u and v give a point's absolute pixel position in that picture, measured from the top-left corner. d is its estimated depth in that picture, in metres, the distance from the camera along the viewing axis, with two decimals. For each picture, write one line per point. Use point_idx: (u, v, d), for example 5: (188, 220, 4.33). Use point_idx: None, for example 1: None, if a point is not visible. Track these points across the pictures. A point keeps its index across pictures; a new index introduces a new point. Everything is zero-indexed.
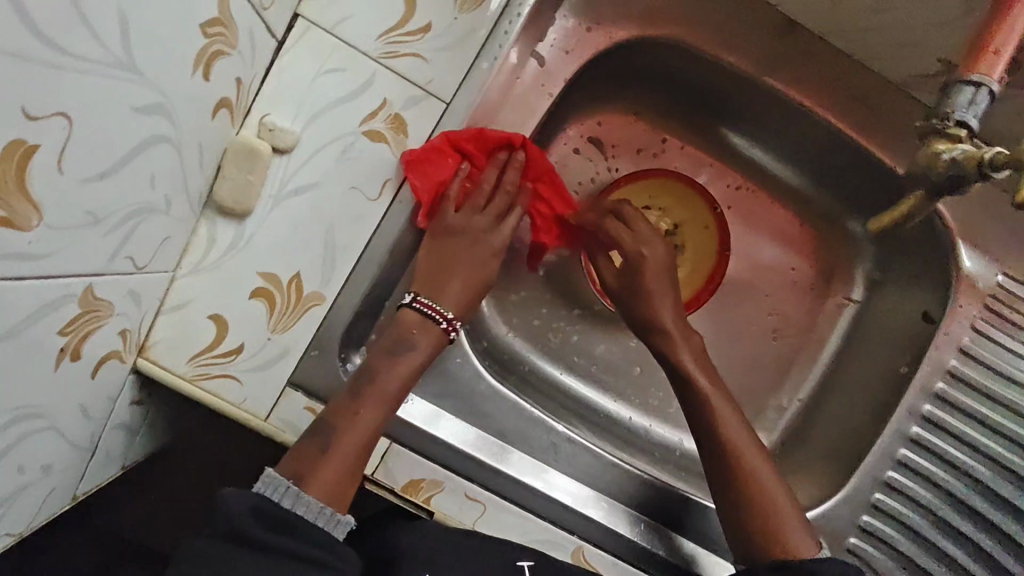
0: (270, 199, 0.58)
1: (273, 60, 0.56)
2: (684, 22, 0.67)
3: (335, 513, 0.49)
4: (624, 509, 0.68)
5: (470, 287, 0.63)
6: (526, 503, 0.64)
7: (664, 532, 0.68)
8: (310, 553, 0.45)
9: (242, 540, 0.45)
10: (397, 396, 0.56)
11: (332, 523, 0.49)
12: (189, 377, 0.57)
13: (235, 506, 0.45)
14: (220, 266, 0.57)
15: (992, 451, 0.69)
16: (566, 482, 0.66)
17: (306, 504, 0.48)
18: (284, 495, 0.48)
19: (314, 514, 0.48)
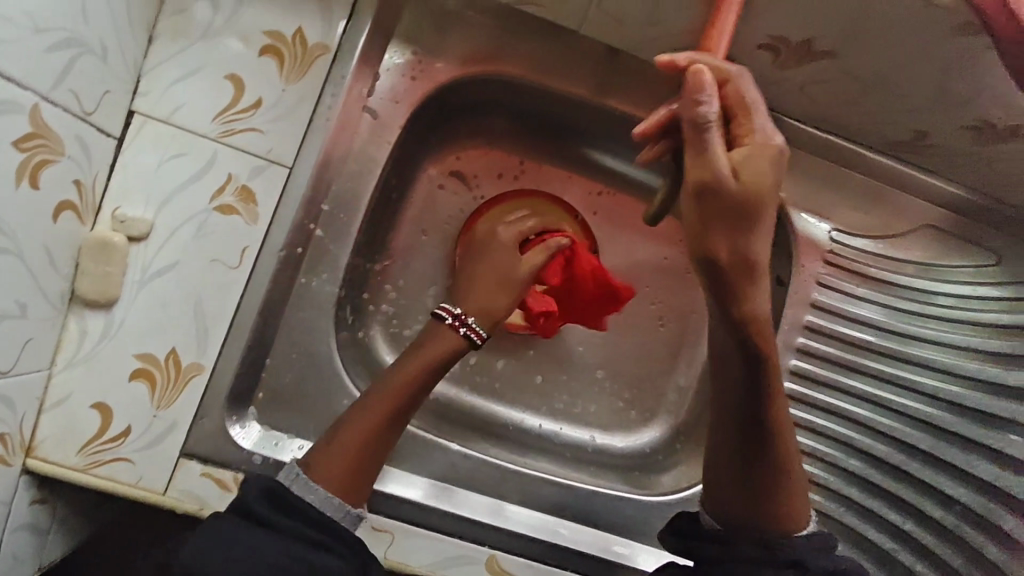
0: (134, 284, 0.61)
1: (115, 156, 0.60)
2: (501, 58, 0.71)
3: (344, 503, 0.54)
4: (533, 512, 0.72)
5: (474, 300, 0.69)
6: (441, 527, 0.68)
7: (573, 525, 0.72)
8: (313, 539, 0.51)
9: (258, 519, 0.51)
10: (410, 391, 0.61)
11: (342, 511, 0.54)
12: (81, 466, 0.60)
13: (252, 490, 0.52)
14: (96, 356, 0.60)
15: (862, 392, 0.77)
16: (474, 498, 0.71)
17: (315, 491, 0.54)
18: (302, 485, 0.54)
19: (320, 500, 0.53)
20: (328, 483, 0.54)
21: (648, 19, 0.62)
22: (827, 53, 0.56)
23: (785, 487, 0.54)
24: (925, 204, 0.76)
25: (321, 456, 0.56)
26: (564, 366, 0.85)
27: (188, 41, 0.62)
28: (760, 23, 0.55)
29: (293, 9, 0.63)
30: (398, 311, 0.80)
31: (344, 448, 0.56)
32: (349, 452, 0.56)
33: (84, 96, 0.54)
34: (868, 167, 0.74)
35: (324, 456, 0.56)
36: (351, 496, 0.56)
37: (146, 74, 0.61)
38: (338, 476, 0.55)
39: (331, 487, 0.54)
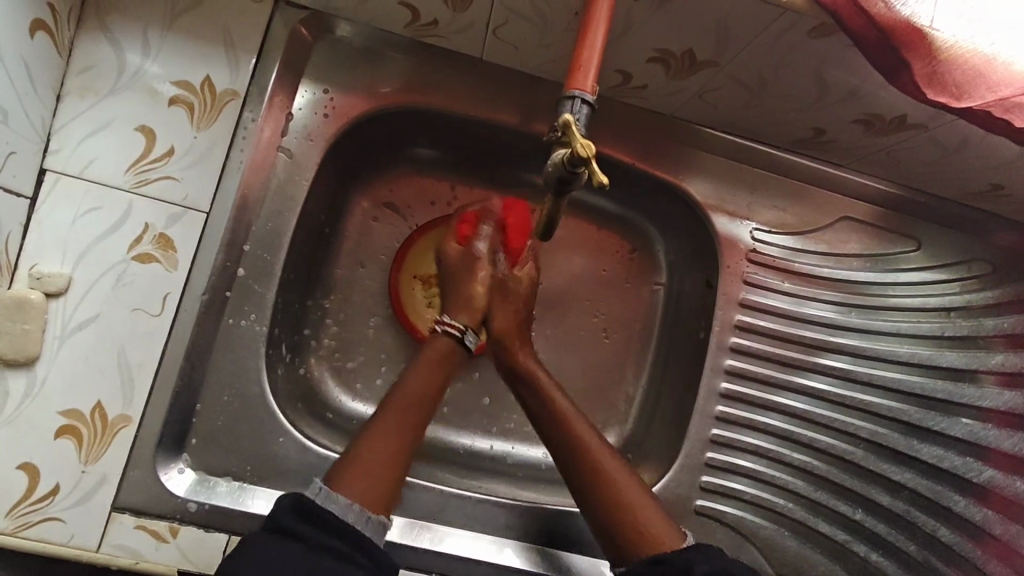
0: (56, 340, 0.61)
1: (29, 214, 0.61)
2: (411, 90, 0.73)
3: (367, 512, 0.56)
4: (489, 533, 0.73)
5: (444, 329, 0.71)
6: (412, 564, 0.68)
7: (530, 546, 0.72)
8: (339, 548, 0.53)
9: (286, 532, 0.52)
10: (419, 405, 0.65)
11: (362, 518, 0.56)
12: (9, 530, 0.58)
13: (279, 509, 0.54)
14: (18, 416, 0.59)
15: (798, 385, 0.78)
16: (451, 531, 0.71)
17: (338, 501, 0.55)
18: (325, 496, 0.56)
19: (344, 510, 0.55)
20: (356, 497, 0.56)
21: (541, 43, 0.66)
22: (709, 62, 0.61)
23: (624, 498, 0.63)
24: (839, 197, 0.79)
25: (345, 476, 0.57)
26: (510, 385, 0.85)
27: (96, 97, 0.63)
28: (641, 36, 0.59)
29: (201, 59, 0.65)
30: (339, 345, 0.80)
31: (371, 468, 0.59)
32: (374, 471, 0.59)
33: None
34: (780, 165, 0.77)
35: (348, 475, 0.58)
36: (379, 507, 0.58)
37: (56, 132, 0.62)
38: (363, 493, 0.57)
39: (352, 500, 0.56)
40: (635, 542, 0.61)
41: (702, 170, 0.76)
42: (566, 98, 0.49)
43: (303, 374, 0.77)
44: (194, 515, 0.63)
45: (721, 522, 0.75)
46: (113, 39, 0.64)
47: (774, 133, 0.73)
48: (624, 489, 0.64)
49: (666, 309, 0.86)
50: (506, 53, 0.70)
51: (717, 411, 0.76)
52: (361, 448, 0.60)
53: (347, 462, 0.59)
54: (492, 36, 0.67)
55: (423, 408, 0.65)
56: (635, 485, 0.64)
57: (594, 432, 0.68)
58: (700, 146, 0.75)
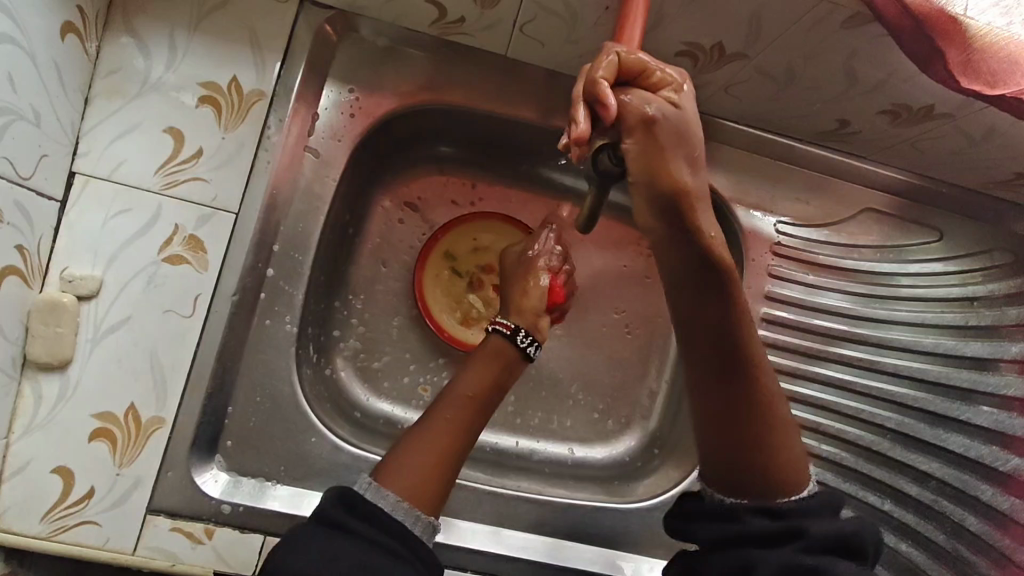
0: (88, 342, 0.61)
1: (60, 217, 0.61)
2: (434, 89, 0.73)
3: (415, 510, 0.54)
4: (515, 531, 0.72)
5: (488, 364, 0.65)
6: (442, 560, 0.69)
7: (558, 544, 0.73)
8: (385, 541, 0.51)
9: (331, 525, 0.51)
10: (466, 415, 0.61)
11: (411, 518, 0.53)
12: (46, 534, 0.58)
13: (326, 501, 0.53)
14: (53, 419, 0.59)
15: (823, 375, 0.78)
16: (470, 526, 0.71)
17: (387, 496, 0.53)
18: (375, 492, 0.54)
19: (392, 506, 0.53)
20: (405, 494, 0.54)
21: (568, 39, 0.66)
22: (738, 55, 0.61)
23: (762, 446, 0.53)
24: (861, 189, 0.79)
25: (396, 470, 0.55)
26: (536, 384, 0.85)
27: (124, 99, 0.63)
28: (672, 30, 0.59)
29: (228, 60, 0.65)
30: (365, 345, 0.80)
31: (421, 466, 0.56)
32: (426, 466, 0.56)
33: (20, 161, 0.54)
34: (803, 158, 0.77)
35: (396, 470, 0.56)
36: (429, 507, 0.55)
37: (85, 135, 0.62)
38: (411, 491, 0.55)
39: (400, 496, 0.54)
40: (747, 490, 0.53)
41: (725, 165, 0.76)
42: None
43: (330, 374, 0.78)
44: (229, 516, 0.63)
45: None
46: (138, 40, 0.64)
47: (799, 126, 0.73)
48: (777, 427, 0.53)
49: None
50: (532, 51, 0.70)
51: None
52: (411, 449, 0.58)
53: (397, 457, 0.57)
54: (519, 34, 0.67)
55: (472, 417, 0.62)
56: (795, 427, 0.55)
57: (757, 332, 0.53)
58: (722, 139, 0.75)
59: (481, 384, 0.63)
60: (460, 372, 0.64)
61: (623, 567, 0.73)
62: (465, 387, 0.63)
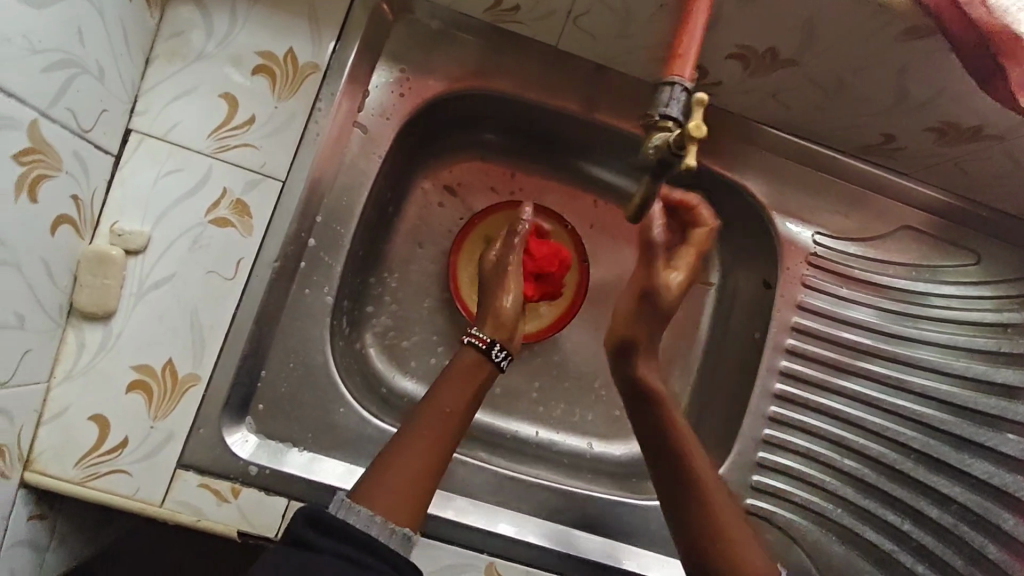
0: (132, 296, 0.62)
1: (114, 172, 0.62)
2: (484, 75, 0.74)
3: (393, 524, 0.52)
4: (527, 516, 0.72)
5: (461, 381, 0.63)
6: (453, 537, 0.68)
7: (570, 532, 0.72)
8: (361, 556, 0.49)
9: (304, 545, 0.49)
10: (441, 434, 0.59)
11: (387, 532, 0.51)
12: (79, 479, 0.60)
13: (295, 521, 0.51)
14: (93, 368, 0.61)
15: (849, 390, 0.78)
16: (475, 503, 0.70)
17: (359, 513, 0.51)
18: (347, 509, 0.52)
19: (366, 522, 0.51)
20: (381, 510, 0.52)
21: (622, 33, 0.66)
22: (791, 62, 0.61)
23: None
24: (900, 206, 0.79)
25: (373, 485, 0.54)
26: (559, 376, 0.86)
27: (184, 62, 0.65)
28: (728, 31, 0.59)
29: (285, 32, 0.67)
30: (395, 324, 0.82)
31: (398, 482, 0.54)
32: (404, 484, 0.54)
33: (82, 114, 0.56)
34: (844, 171, 0.77)
35: (371, 487, 0.54)
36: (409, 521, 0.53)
37: (144, 94, 0.64)
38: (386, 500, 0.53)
39: (374, 512, 0.52)
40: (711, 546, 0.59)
41: (767, 172, 0.76)
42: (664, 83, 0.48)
43: (359, 349, 0.79)
44: (255, 478, 0.64)
45: (771, 524, 0.75)
46: (201, 7, 0.65)
47: (843, 138, 0.73)
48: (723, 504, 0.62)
49: (717, 308, 0.85)
50: (583, 45, 0.71)
51: (772, 412, 0.76)
52: (385, 463, 0.56)
53: (372, 475, 0.55)
54: (571, 26, 0.68)
55: (450, 433, 0.60)
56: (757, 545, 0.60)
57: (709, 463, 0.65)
58: (764, 145, 0.75)
59: (456, 399, 0.62)
60: (435, 388, 0.63)
61: (638, 563, 0.72)
62: (444, 403, 0.61)
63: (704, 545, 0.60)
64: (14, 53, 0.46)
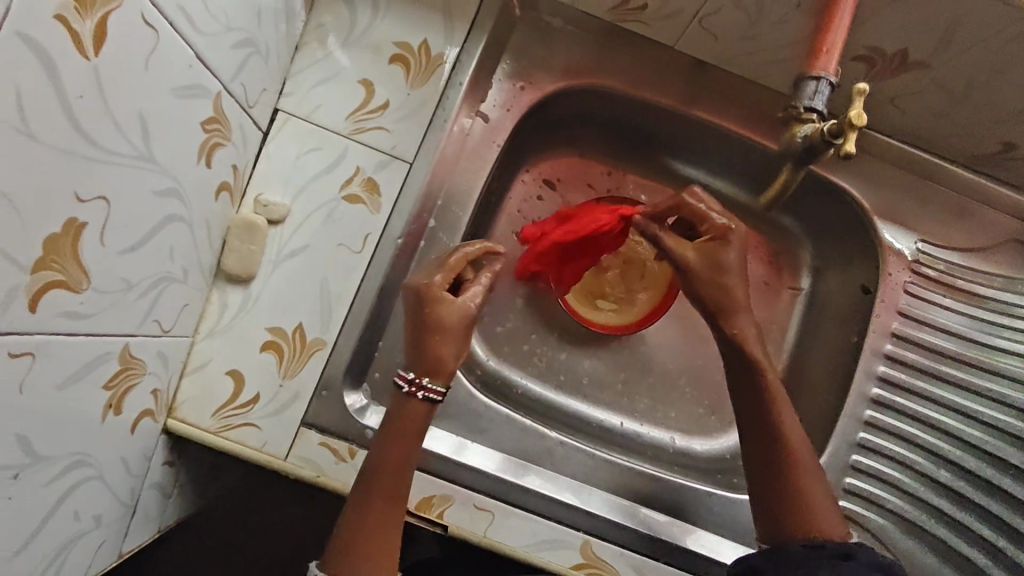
0: (271, 262, 0.67)
1: (261, 147, 0.67)
2: (600, 73, 0.77)
3: None
4: (619, 500, 0.73)
5: (398, 435, 0.59)
6: (547, 513, 0.70)
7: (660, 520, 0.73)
8: None
9: None
10: (394, 493, 0.57)
11: None
12: (214, 429, 0.64)
13: None
14: (232, 327, 0.66)
15: (943, 397, 0.76)
16: (567, 480, 0.73)
17: None
18: None
19: None
20: None
21: (746, 34, 0.68)
22: (919, 65, 0.62)
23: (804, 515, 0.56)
24: (1010, 220, 0.78)
25: (339, 562, 0.54)
26: (645, 370, 0.88)
27: (329, 49, 0.70)
28: (858, 33, 0.61)
29: (422, 24, 0.71)
30: (492, 309, 0.85)
31: (363, 551, 0.54)
32: (367, 546, 0.55)
33: (250, 90, 0.61)
34: (952, 182, 0.77)
35: (342, 563, 0.54)
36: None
37: (292, 77, 0.69)
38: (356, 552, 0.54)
39: None
40: (794, 520, 0.56)
41: (872, 178, 0.77)
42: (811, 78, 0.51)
43: None
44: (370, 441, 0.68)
45: (862, 528, 0.75)
46: None
47: (956, 145, 0.73)
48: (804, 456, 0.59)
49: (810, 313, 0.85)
50: (702, 45, 0.73)
51: (866, 415, 0.76)
52: (358, 505, 0.57)
53: (340, 550, 0.55)
54: (695, 26, 0.70)
55: (400, 477, 0.58)
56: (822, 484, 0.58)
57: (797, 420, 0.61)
58: (872, 152, 0.76)
59: (399, 443, 0.58)
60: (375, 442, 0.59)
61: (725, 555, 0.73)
62: (388, 454, 0.58)
63: (780, 500, 0.57)
64: (218, 32, 0.51)
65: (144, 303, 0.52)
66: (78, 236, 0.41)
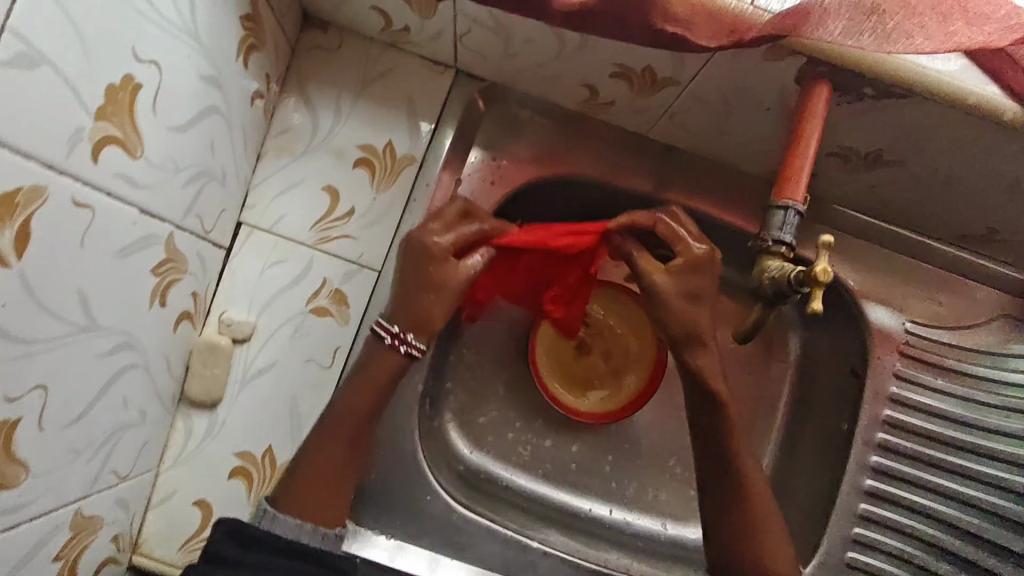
0: (237, 382, 0.64)
1: (224, 264, 0.66)
2: (569, 164, 0.73)
3: (316, 528, 0.58)
4: None
5: (369, 380, 0.61)
6: None
7: None
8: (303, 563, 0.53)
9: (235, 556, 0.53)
10: (354, 426, 0.60)
11: (318, 537, 0.58)
12: (182, 563, 0.62)
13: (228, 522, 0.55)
14: (198, 454, 0.63)
15: (942, 486, 0.72)
16: None
17: (284, 524, 0.57)
18: (270, 520, 0.58)
19: (292, 532, 0.57)
20: (302, 516, 0.58)
21: (717, 131, 0.63)
22: (894, 162, 0.60)
23: (752, 556, 0.60)
24: (998, 294, 0.76)
25: (289, 496, 0.58)
26: (633, 453, 0.85)
27: (291, 156, 0.68)
28: (832, 135, 0.59)
29: (385, 126, 0.69)
30: (472, 399, 0.83)
31: (314, 483, 0.59)
32: (310, 479, 0.59)
33: (206, 217, 0.59)
34: (941, 259, 0.75)
35: (291, 498, 0.58)
36: (330, 518, 0.60)
37: (253, 188, 0.67)
38: (314, 511, 0.59)
39: (298, 520, 0.58)
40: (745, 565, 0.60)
41: (856, 259, 0.75)
42: (780, 206, 0.52)
43: (438, 426, 0.80)
44: None
45: None
46: (310, 105, 0.69)
47: (941, 226, 0.71)
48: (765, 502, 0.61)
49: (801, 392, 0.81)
50: (672, 136, 0.67)
51: (861, 509, 0.72)
52: (325, 437, 0.60)
53: (294, 475, 0.59)
54: (664, 118, 0.64)
55: (363, 424, 0.61)
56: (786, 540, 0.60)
57: (761, 474, 0.62)
58: (852, 231, 0.75)
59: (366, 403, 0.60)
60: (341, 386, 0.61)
61: None
62: (354, 394, 0.60)
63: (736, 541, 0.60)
64: (166, 178, 0.49)
65: (97, 460, 0.50)
66: (10, 434, 0.39)
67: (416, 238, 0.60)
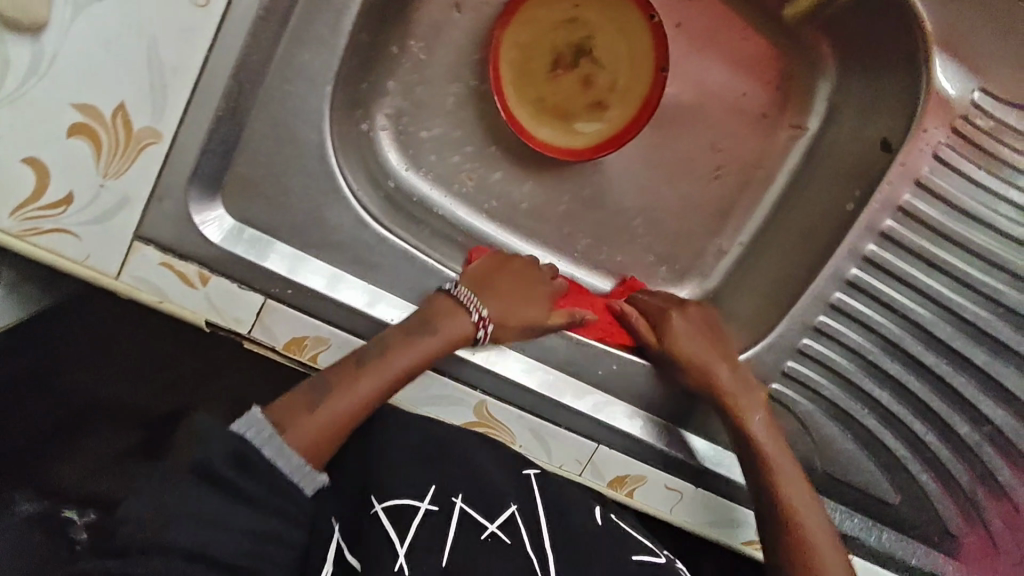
0: (69, 5, 0.46)
1: None
2: None
3: (314, 473, 0.47)
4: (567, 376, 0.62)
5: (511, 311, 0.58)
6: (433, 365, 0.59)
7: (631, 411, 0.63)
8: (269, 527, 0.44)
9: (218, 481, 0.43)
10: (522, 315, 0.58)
11: (299, 476, 0.46)
12: (16, 233, 0.49)
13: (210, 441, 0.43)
14: (23, 97, 0.47)
15: (913, 280, 0.63)
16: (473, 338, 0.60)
17: (288, 458, 0.45)
18: (265, 437, 0.45)
19: (292, 469, 0.45)
20: (299, 445, 0.47)
21: None
22: None
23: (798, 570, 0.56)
24: None
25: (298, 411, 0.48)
26: (596, 206, 0.73)
27: None
28: None
29: None
30: (411, 107, 0.66)
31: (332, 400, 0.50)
32: (365, 389, 0.51)
33: None
34: None
35: (299, 416, 0.48)
36: (321, 462, 0.48)
37: None
38: (310, 447, 0.47)
39: (296, 449, 0.47)
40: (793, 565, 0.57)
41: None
42: None
43: (365, 131, 0.64)
44: (229, 266, 0.53)
45: (788, 412, 0.67)
46: None
47: None
48: (812, 510, 0.59)
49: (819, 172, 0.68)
50: None
51: (833, 298, 0.64)
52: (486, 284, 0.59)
53: (319, 402, 0.49)
54: None
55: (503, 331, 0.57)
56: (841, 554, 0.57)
57: (812, 497, 0.59)
58: None
59: (405, 362, 0.52)
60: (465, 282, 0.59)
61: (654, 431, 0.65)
62: (404, 359, 0.52)
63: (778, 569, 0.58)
64: None
65: None
66: None
67: (441, 300, 0.56)
